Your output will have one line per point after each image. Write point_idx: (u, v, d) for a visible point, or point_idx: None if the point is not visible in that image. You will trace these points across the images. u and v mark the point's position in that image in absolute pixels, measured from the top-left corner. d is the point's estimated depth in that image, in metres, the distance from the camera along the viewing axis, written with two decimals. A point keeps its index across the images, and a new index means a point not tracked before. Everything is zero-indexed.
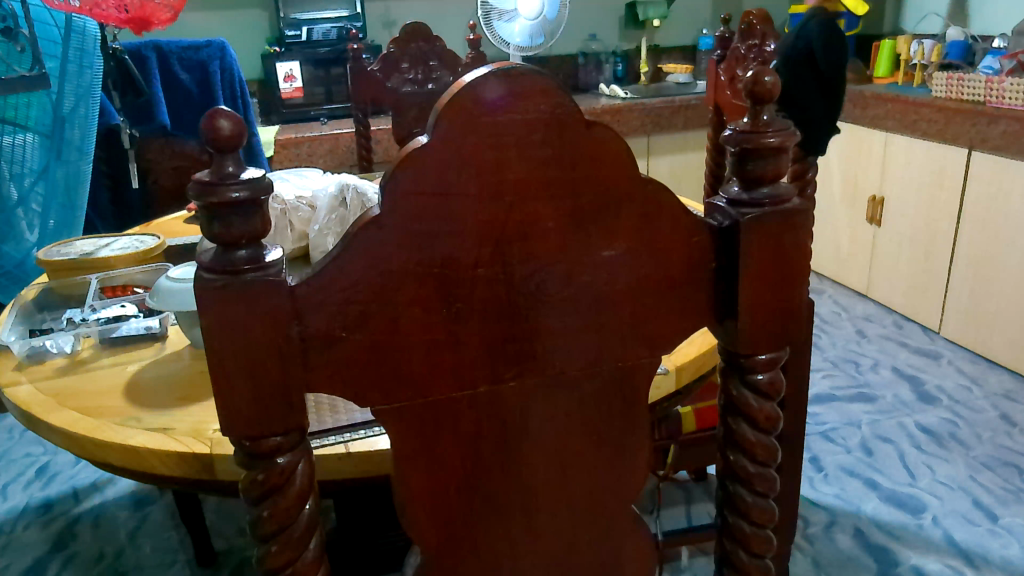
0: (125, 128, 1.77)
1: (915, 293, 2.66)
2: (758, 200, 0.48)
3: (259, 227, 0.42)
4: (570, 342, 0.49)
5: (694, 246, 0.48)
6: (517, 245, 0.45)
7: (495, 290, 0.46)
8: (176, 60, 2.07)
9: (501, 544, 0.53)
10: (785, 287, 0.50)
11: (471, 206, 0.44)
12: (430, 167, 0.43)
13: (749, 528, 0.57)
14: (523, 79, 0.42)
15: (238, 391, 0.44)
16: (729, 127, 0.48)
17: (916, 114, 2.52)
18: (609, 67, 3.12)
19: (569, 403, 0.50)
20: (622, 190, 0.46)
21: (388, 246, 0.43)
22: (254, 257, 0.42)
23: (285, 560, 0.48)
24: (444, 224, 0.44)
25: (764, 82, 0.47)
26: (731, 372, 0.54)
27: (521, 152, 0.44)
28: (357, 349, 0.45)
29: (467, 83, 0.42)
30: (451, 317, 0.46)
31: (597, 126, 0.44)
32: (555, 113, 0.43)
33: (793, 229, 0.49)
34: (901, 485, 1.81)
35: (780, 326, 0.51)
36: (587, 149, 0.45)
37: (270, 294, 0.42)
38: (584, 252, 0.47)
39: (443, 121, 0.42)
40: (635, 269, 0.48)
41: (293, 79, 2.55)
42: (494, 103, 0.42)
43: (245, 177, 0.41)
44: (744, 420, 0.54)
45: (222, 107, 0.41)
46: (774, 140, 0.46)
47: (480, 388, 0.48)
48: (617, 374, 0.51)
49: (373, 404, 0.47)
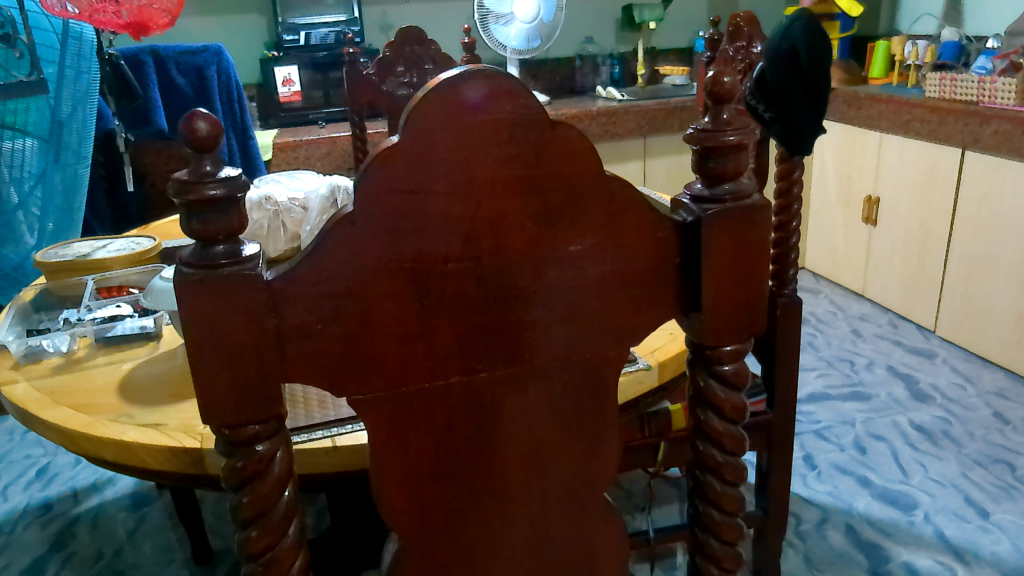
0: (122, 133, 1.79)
1: (909, 293, 2.67)
2: (718, 197, 0.50)
3: (235, 222, 0.44)
4: (540, 337, 0.50)
5: (658, 241, 0.50)
6: (487, 240, 0.47)
7: (464, 285, 0.48)
8: (173, 65, 2.06)
9: (475, 531, 0.55)
10: (748, 282, 0.52)
11: (441, 203, 0.46)
12: (401, 165, 0.44)
13: (719, 516, 0.58)
14: (489, 80, 0.44)
15: (216, 382, 0.46)
16: (691, 126, 0.50)
17: (910, 115, 2.54)
18: (605, 69, 3.13)
19: (541, 395, 0.52)
20: (587, 188, 0.48)
21: (362, 241, 0.45)
22: (232, 251, 0.44)
23: (265, 545, 0.50)
24: (416, 219, 0.46)
25: (724, 83, 0.48)
26: (697, 365, 0.55)
27: (488, 151, 0.45)
28: (332, 341, 0.47)
29: (438, 85, 0.44)
30: (421, 311, 0.47)
31: (561, 126, 0.46)
32: (521, 114, 0.45)
33: (754, 225, 0.50)
34: (893, 481, 1.82)
35: (743, 319, 0.53)
36: (552, 148, 0.46)
37: (245, 288, 0.44)
38: (551, 248, 0.49)
39: (416, 116, 0.44)
40: (602, 263, 0.49)
41: (291, 83, 2.57)
42: (463, 105, 0.44)
43: (221, 175, 0.43)
44: (712, 410, 0.56)
45: (200, 108, 0.43)
46: (733, 138, 0.48)
47: (452, 378, 0.50)
48: (586, 367, 0.52)
49: (349, 395, 0.48)
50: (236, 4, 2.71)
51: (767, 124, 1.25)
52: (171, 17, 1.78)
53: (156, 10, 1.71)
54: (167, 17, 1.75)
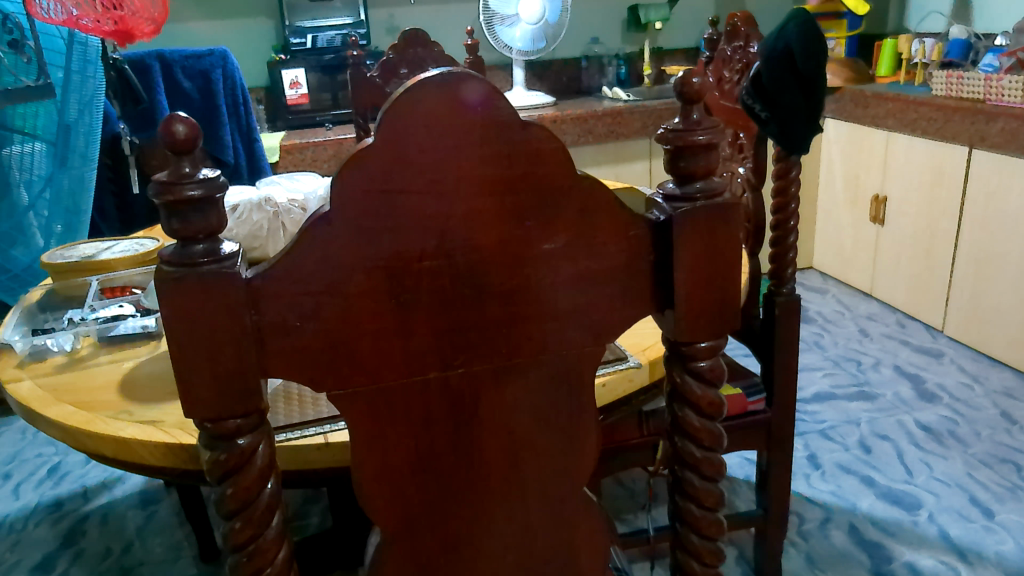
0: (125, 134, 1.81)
1: (917, 293, 2.66)
2: (690, 195, 0.50)
3: (214, 222, 0.45)
4: (516, 335, 0.51)
5: (631, 239, 0.51)
6: (460, 239, 0.48)
7: (439, 282, 0.49)
8: (179, 68, 2.04)
9: (456, 524, 0.56)
10: (721, 280, 0.53)
11: (414, 202, 0.47)
12: (376, 164, 0.46)
13: (698, 511, 0.59)
14: (461, 82, 0.45)
15: (197, 376, 0.47)
16: (662, 127, 0.50)
17: (916, 113, 2.52)
18: (612, 69, 3.14)
19: (518, 390, 0.53)
20: (559, 187, 0.49)
21: (338, 239, 0.46)
22: (212, 250, 0.46)
23: (248, 536, 0.51)
24: (390, 219, 0.47)
25: (692, 84, 0.49)
26: (674, 362, 0.56)
27: (462, 150, 0.46)
28: (312, 338, 0.48)
29: (413, 87, 0.45)
30: (398, 308, 0.49)
31: (532, 127, 0.47)
32: (492, 114, 0.46)
33: (725, 222, 0.51)
34: (897, 481, 1.81)
35: (717, 316, 0.53)
36: (524, 149, 0.47)
37: (224, 286, 0.45)
38: (525, 246, 0.49)
39: (392, 115, 0.45)
40: (576, 260, 0.50)
41: (298, 85, 2.59)
42: (436, 107, 0.45)
43: (200, 177, 0.44)
44: (689, 407, 0.56)
45: (179, 112, 0.44)
46: (703, 138, 0.49)
47: (430, 374, 0.51)
48: (563, 364, 0.53)
49: (329, 389, 0.50)
50: (245, 8, 2.73)
51: (763, 125, 1.24)
52: (156, 24, 1.71)
53: (141, 19, 1.64)
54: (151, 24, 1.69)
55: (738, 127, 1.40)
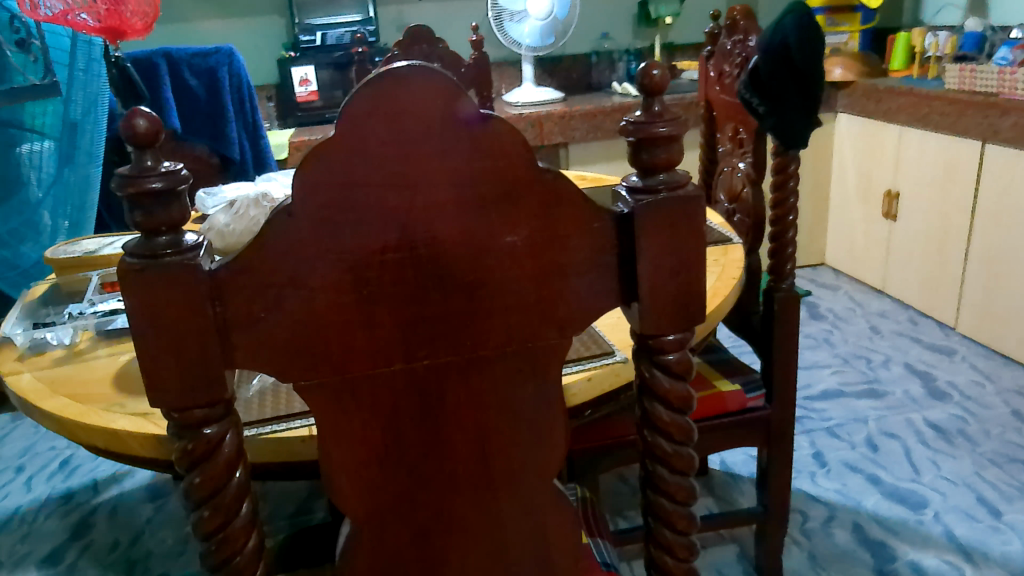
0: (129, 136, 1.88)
1: (929, 290, 2.63)
2: (652, 188, 0.50)
3: (176, 215, 0.46)
4: (480, 329, 0.51)
5: (595, 232, 0.51)
6: (422, 231, 0.48)
7: (403, 274, 0.49)
8: (185, 67, 1.92)
9: (424, 513, 0.56)
10: (685, 271, 0.53)
11: (375, 195, 0.47)
12: (336, 158, 0.46)
13: (670, 506, 0.59)
14: (423, 75, 0.45)
15: (162, 367, 0.48)
16: (625, 119, 0.50)
17: (928, 108, 2.49)
18: (622, 65, 3.11)
19: (484, 382, 0.53)
20: (521, 182, 0.49)
21: (300, 232, 0.47)
22: (175, 242, 0.46)
23: (217, 524, 0.52)
24: (352, 212, 0.47)
25: (652, 76, 0.50)
26: (642, 355, 0.56)
27: (421, 142, 0.47)
28: (277, 329, 0.49)
29: (375, 79, 0.45)
30: (362, 300, 0.49)
31: (492, 121, 0.47)
32: (450, 107, 0.46)
33: (689, 214, 0.51)
34: (904, 480, 1.80)
35: (683, 310, 0.53)
36: (485, 142, 0.48)
37: (186, 278, 0.46)
38: (487, 239, 0.50)
39: (352, 107, 0.45)
40: (538, 253, 0.50)
41: (308, 83, 2.58)
42: (394, 100, 0.45)
43: (162, 170, 0.45)
44: (658, 401, 0.56)
45: (141, 107, 0.45)
46: (664, 130, 0.49)
47: (395, 366, 0.51)
48: (529, 356, 0.53)
49: (295, 380, 0.50)
50: (257, 6, 2.75)
51: (762, 119, 1.24)
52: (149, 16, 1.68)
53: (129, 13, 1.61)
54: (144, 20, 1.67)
55: (738, 122, 1.40)
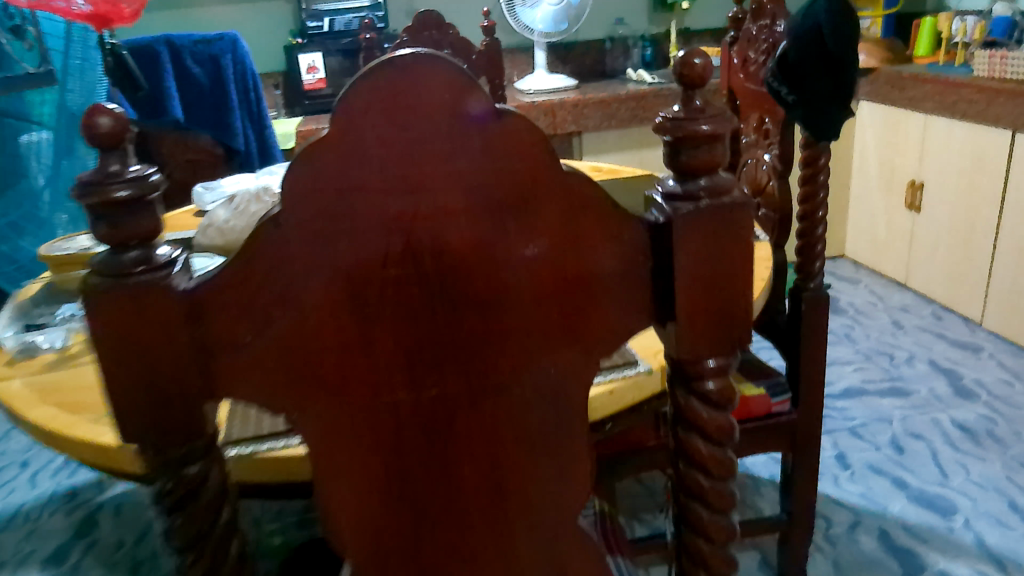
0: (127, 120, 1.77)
1: (955, 284, 2.55)
2: (693, 194, 0.44)
3: (145, 227, 0.40)
4: (495, 353, 0.45)
5: (625, 243, 0.44)
6: (429, 243, 0.42)
7: (407, 291, 0.43)
8: (187, 54, 1.84)
9: (433, 555, 0.50)
10: (728, 288, 0.46)
11: (373, 201, 0.41)
12: (331, 159, 0.40)
13: (706, 547, 0.52)
14: (430, 64, 0.39)
15: (136, 398, 0.42)
16: (660, 116, 0.44)
17: (956, 95, 2.40)
18: (636, 51, 3.03)
19: (499, 411, 0.47)
20: (541, 187, 0.42)
21: (288, 245, 0.41)
22: (149, 257, 0.40)
23: (203, 569, 0.47)
24: (347, 222, 0.41)
25: (693, 66, 0.43)
26: (678, 381, 0.50)
27: (426, 143, 0.40)
28: (265, 354, 0.43)
29: (375, 69, 0.39)
30: (360, 321, 0.43)
31: (507, 116, 0.40)
32: (459, 99, 0.40)
33: (735, 225, 0.44)
34: (931, 484, 1.73)
35: (725, 332, 0.47)
36: (499, 140, 0.41)
37: (160, 298, 0.40)
38: (502, 252, 0.43)
39: (348, 101, 0.39)
40: (560, 268, 0.44)
41: (314, 70, 2.51)
42: (395, 92, 0.39)
43: (131, 175, 0.39)
44: (694, 431, 0.50)
45: (106, 104, 0.39)
46: (706, 128, 0.42)
47: (399, 394, 0.45)
48: (550, 382, 0.47)
49: (285, 411, 0.44)
50: None
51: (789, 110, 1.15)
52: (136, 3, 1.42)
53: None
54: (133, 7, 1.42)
55: (763, 111, 1.33)
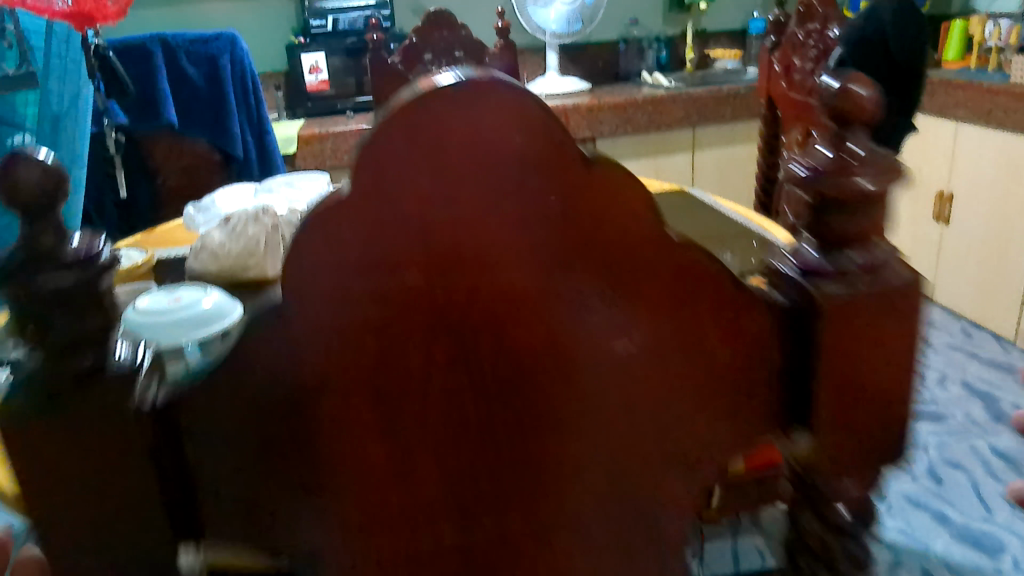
0: (112, 132, 1.41)
1: (984, 300, 2.30)
2: (844, 270, 0.33)
3: (97, 321, 0.29)
4: (569, 477, 0.34)
5: (750, 335, 0.33)
6: (487, 337, 0.31)
7: (458, 402, 0.32)
8: (182, 55, 1.45)
9: None
10: (883, 391, 0.35)
11: (414, 285, 0.30)
12: (354, 228, 0.29)
13: None
14: (492, 95, 0.28)
15: (90, 557, 0.31)
16: (797, 165, 0.33)
17: (990, 101, 2.15)
18: (652, 54, 2.53)
19: (576, 551, 0.36)
20: (640, 264, 0.31)
21: (300, 345, 0.30)
22: (109, 360, 0.29)
23: None
24: (381, 313, 0.30)
25: (854, 97, 0.32)
26: (803, 500, 0.38)
27: (486, 206, 0.30)
28: (271, 487, 0.32)
29: (414, 104, 0.27)
30: (395, 441, 0.32)
31: (598, 166, 0.29)
32: (532, 144, 0.29)
33: (896, 312, 0.33)
34: (976, 521, 1.37)
35: (871, 444, 0.36)
36: (586, 199, 0.30)
37: (120, 425, 0.29)
38: (587, 347, 0.32)
39: (376, 148, 0.28)
40: (660, 368, 0.33)
41: (319, 71, 1.92)
42: (444, 136, 0.28)
43: (76, 253, 0.28)
44: (823, 567, 0.38)
45: (21, 151, 0.27)
46: (872, 186, 0.31)
47: (445, 531, 0.34)
48: (642, 513, 0.36)
49: (298, 560, 0.34)
50: None
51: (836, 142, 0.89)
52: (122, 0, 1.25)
53: None
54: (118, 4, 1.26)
55: None
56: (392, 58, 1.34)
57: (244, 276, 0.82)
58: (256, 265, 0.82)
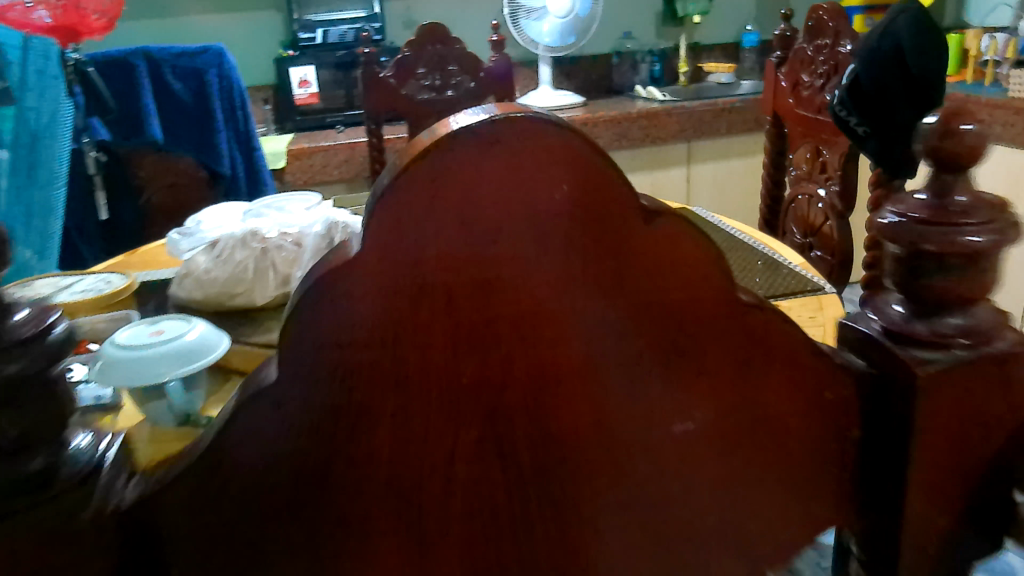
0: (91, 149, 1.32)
1: None
2: (944, 335, 0.29)
3: (52, 413, 0.24)
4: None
5: (826, 406, 0.29)
6: (522, 421, 0.27)
7: (487, 498, 0.27)
8: (168, 70, 1.34)
9: None
10: (975, 470, 0.31)
11: (440, 363, 0.25)
12: (363, 296, 0.24)
13: None
14: (536, 137, 0.23)
15: None
16: (888, 213, 0.28)
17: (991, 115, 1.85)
18: (645, 67, 2.40)
19: None
20: (705, 334, 0.27)
21: (301, 433, 0.25)
22: (73, 451, 0.25)
23: None
24: (398, 396, 0.25)
25: (961, 137, 0.26)
26: None
27: (524, 270, 0.25)
28: None
29: (436, 149, 0.23)
30: (416, 540, 0.27)
31: (660, 220, 0.25)
32: (582, 196, 0.24)
33: (993, 383, 0.29)
34: None
35: (958, 527, 0.31)
36: (644, 258, 0.25)
37: (88, 535, 0.24)
38: (643, 430, 0.28)
39: (393, 203, 0.23)
40: (721, 448, 0.29)
41: (308, 84, 1.81)
42: (474, 186, 0.23)
43: (23, 334, 0.23)
44: None
45: None
46: (980, 240, 0.26)
47: None
48: None
49: None
50: None
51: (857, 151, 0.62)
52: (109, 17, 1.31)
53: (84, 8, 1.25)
54: (104, 19, 1.30)
55: (820, 141, 1.15)
56: (385, 73, 1.28)
57: (230, 303, 0.67)
58: (244, 292, 0.67)
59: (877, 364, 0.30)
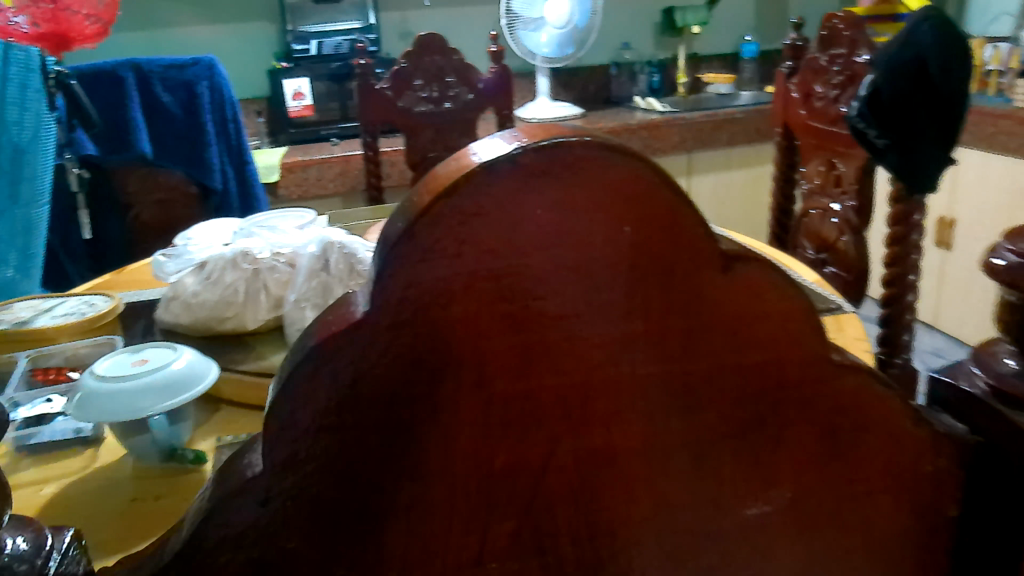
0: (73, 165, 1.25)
1: None
2: None
3: None
4: None
5: (914, 484, 0.27)
6: (570, 507, 0.24)
7: None
8: (157, 82, 1.30)
9: None
10: None
11: (487, 441, 0.23)
12: (375, 358, 0.21)
13: None
14: (599, 176, 0.20)
15: None
16: (1001, 252, 0.27)
17: (994, 125, 1.69)
18: (643, 78, 2.34)
19: None
20: (788, 407, 0.24)
21: (322, 523, 0.22)
22: (9, 560, 0.24)
23: None
24: (447, 480, 0.23)
25: None
26: None
27: (583, 334, 0.22)
28: None
29: (466, 183, 0.20)
30: None
31: (740, 267, 0.22)
32: (645, 242, 0.21)
33: None
34: None
35: None
36: (722, 314, 0.23)
37: None
38: (712, 514, 0.25)
39: (404, 251, 0.20)
40: (798, 530, 0.26)
41: (302, 96, 1.75)
42: (512, 228, 0.21)
43: None
44: None
45: None
46: None
47: None
48: None
49: None
50: None
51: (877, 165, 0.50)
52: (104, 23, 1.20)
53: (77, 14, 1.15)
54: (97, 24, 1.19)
55: (834, 153, 1.10)
56: (381, 84, 1.23)
57: (218, 328, 0.61)
58: (233, 316, 0.60)
59: (986, 431, 0.28)
